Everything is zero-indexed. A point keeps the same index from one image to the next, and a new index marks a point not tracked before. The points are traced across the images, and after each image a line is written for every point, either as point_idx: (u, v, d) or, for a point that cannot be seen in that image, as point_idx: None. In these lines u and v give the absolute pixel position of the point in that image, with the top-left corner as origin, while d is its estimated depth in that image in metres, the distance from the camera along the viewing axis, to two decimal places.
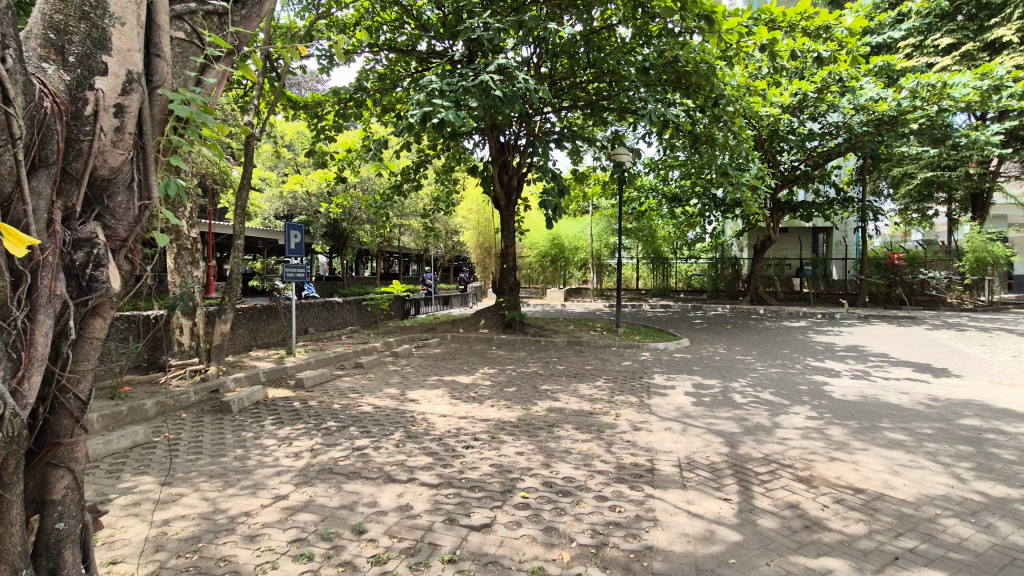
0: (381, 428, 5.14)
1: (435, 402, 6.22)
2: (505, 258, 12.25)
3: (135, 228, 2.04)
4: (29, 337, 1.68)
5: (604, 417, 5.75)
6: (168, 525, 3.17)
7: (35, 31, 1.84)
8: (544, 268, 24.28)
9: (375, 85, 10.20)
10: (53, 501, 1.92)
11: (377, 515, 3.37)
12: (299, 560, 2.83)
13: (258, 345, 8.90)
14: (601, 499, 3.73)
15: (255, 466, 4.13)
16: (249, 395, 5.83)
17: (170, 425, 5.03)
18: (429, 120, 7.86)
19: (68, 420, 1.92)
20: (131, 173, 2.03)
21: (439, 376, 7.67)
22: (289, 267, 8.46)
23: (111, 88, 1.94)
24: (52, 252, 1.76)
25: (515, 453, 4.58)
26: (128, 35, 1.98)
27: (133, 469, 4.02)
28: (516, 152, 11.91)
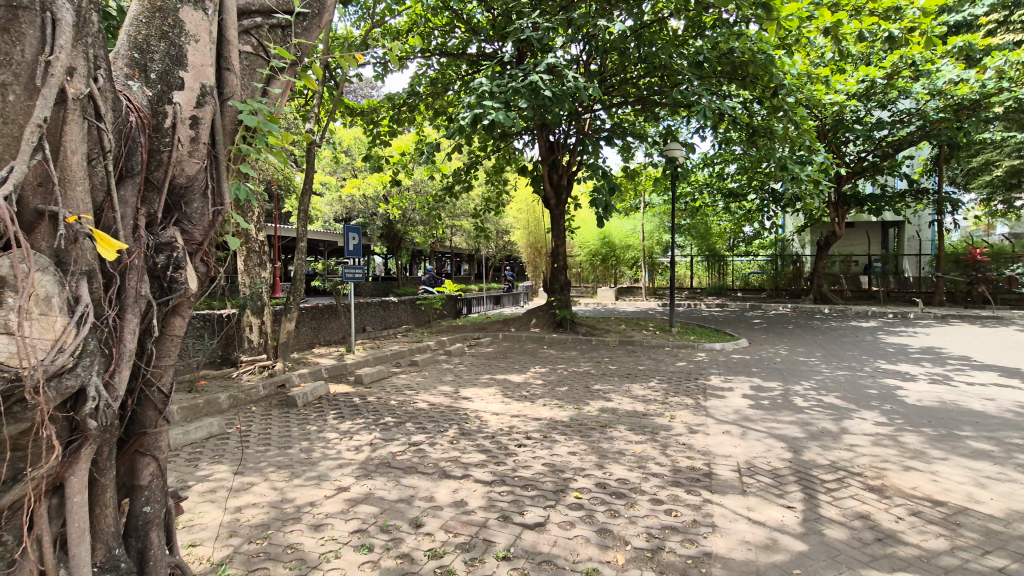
0: (436, 425, 5.25)
1: (488, 400, 6.29)
2: (555, 258, 12.23)
3: (209, 232, 2.18)
4: (118, 334, 1.82)
5: (658, 418, 5.63)
6: (241, 512, 3.36)
7: (123, 52, 2.03)
8: (594, 267, 24.06)
9: (428, 90, 10.40)
10: (141, 486, 2.07)
11: (433, 510, 3.44)
12: (360, 550, 2.93)
13: (320, 342, 9.29)
14: (656, 502, 3.65)
15: (318, 458, 4.31)
16: (313, 390, 6.11)
17: (241, 418, 5.34)
18: (480, 121, 7.96)
19: (152, 412, 2.07)
20: (206, 181, 2.16)
21: (491, 375, 7.73)
22: (348, 267, 8.77)
23: (187, 101, 2.08)
24: (137, 256, 1.89)
25: (567, 452, 4.56)
26: (201, 51, 2.11)
27: (209, 458, 4.30)
28: (566, 151, 11.81)
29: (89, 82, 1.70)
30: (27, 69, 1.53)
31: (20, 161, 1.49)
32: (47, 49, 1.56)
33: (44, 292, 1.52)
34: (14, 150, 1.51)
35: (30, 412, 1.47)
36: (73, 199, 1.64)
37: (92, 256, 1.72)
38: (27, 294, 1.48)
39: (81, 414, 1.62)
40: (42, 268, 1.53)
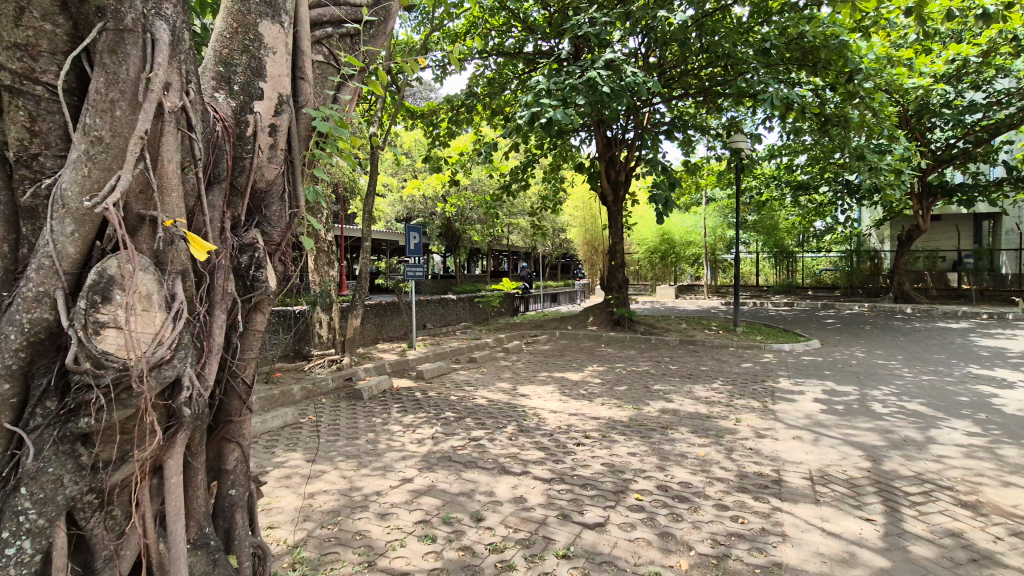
0: (495, 421, 5.32)
1: (546, 398, 6.29)
2: (613, 255, 12.06)
3: (286, 233, 2.33)
4: (208, 329, 1.96)
5: (722, 421, 5.43)
6: (314, 498, 3.55)
7: (209, 66, 2.17)
8: (653, 265, 23.52)
9: (485, 90, 10.51)
10: (228, 470, 2.23)
11: (494, 505, 3.49)
12: (423, 540, 3.02)
13: (384, 338, 9.64)
14: (721, 508, 3.53)
15: (384, 450, 4.48)
16: (378, 384, 6.35)
17: (313, 408, 5.63)
18: (537, 120, 7.95)
19: (237, 402, 2.22)
20: (283, 186, 2.31)
21: (549, 373, 7.74)
22: (409, 265, 9.03)
23: (267, 110, 2.22)
24: (224, 256, 2.04)
25: (627, 453, 4.48)
26: (278, 62, 2.26)
27: (284, 445, 4.56)
28: (624, 146, 11.53)
29: (183, 96, 1.83)
30: (131, 86, 1.65)
31: (126, 170, 1.63)
32: (147, 67, 1.68)
33: (148, 290, 1.66)
34: (120, 161, 1.64)
35: (135, 399, 1.61)
36: (170, 204, 1.78)
37: (185, 258, 1.86)
38: (133, 292, 1.62)
39: (177, 402, 1.75)
40: (144, 269, 1.67)
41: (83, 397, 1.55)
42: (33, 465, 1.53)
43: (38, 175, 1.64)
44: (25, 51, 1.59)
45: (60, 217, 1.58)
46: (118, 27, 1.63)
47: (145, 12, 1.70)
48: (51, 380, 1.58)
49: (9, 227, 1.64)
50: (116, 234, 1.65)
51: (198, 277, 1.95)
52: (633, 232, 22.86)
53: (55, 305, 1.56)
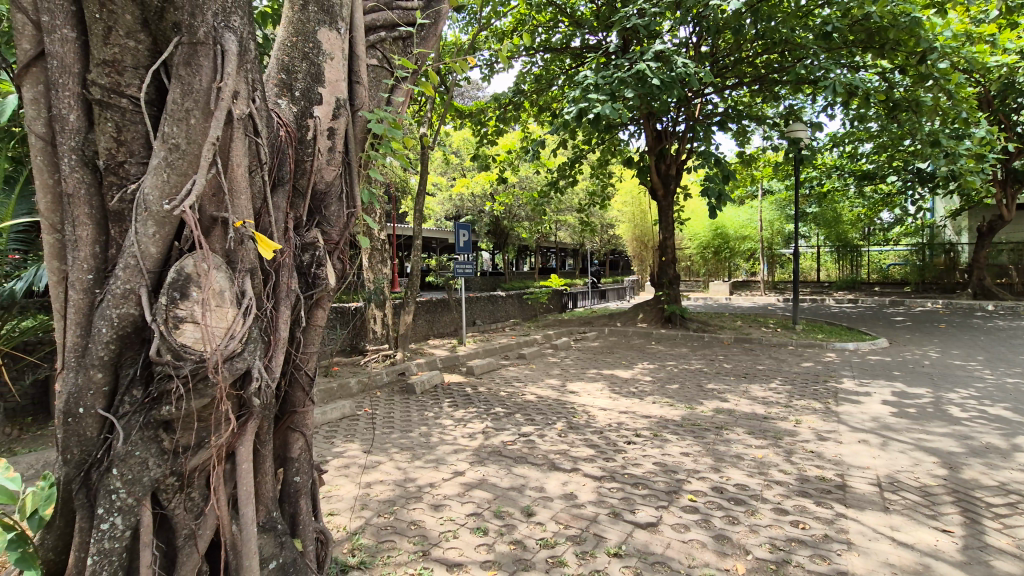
0: (545, 417, 5.33)
1: (595, 395, 6.25)
2: (663, 251, 11.80)
3: (344, 233, 2.43)
4: (274, 323, 2.07)
5: (781, 423, 5.21)
6: (371, 488, 3.68)
7: (273, 75, 2.29)
8: (706, 260, 22.83)
9: (532, 87, 10.47)
10: (292, 458, 2.34)
11: (544, 500, 3.51)
12: (476, 533, 3.08)
13: (435, 334, 9.84)
14: (780, 512, 3.39)
15: (436, 443, 4.58)
16: (429, 378, 6.50)
17: (368, 401, 5.82)
18: (585, 115, 7.88)
19: (301, 393, 2.33)
20: (340, 187, 2.40)
21: (598, 370, 7.67)
22: (459, 263, 9.16)
23: (325, 114, 2.31)
24: (288, 255, 2.14)
25: (680, 453, 4.38)
26: (336, 67, 2.35)
27: (342, 436, 4.75)
28: (675, 139, 11.19)
29: (251, 103, 1.93)
30: (204, 95, 1.75)
31: (200, 175, 1.74)
32: (218, 77, 1.78)
33: (220, 287, 1.76)
34: (195, 165, 1.75)
35: (211, 388, 1.72)
36: (239, 205, 1.88)
37: (253, 256, 1.96)
38: (207, 288, 1.72)
39: (247, 392, 1.85)
40: (217, 267, 1.78)
41: (165, 387, 1.67)
42: (123, 448, 1.67)
43: (124, 181, 1.77)
44: (111, 66, 1.71)
45: (143, 220, 1.70)
46: (192, 40, 1.73)
47: (216, 25, 1.79)
48: (137, 369, 1.72)
49: (100, 229, 1.79)
50: (192, 234, 1.76)
51: (266, 274, 2.06)
52: (684, 227, 22.22)
53: (140, 301, 1.69)
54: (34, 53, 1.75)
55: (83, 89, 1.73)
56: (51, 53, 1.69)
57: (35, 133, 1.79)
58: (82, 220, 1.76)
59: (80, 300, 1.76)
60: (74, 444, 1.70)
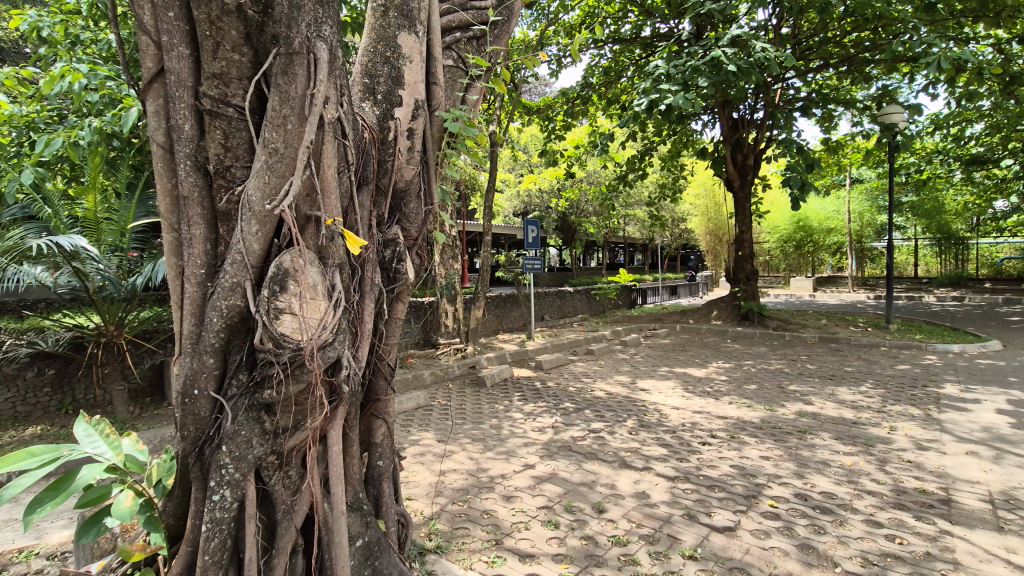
0: (615, 414, 5.26)
1: (668, 393, 6.09)
2: (740, 245, 11.28)
3: (422, 229, 2.52)
4: (360, 315, 2.19)
5: (874, 429, 4.83)
6: (445, 476, 3.81)
7: (357, 80, 2.41)
8: (786, 255, 21.54)
9: (600, 80, 10.31)
10: (376, 443, 2.46)
11: (616, 498, 3.48)
12: (547, 526, 3.10)
13: (504, 329, 9.98)
14: (873, 524, 3.16)
15: (507, 435, 4.66)
16: (500, 372, 6.61)
17: (442, 393, 6.01)
18: (656, 107, 7.64)
19: (383, 382, 2.45)
20: (418, 184, 2.50)
21: (670, 368, 7.47)
22: (528, 258, 9.22)
23: (405, 115, 2.41)
24: (373, 250, 2.25)
25: (759, 456, 4.18)
26: (414, 70, 2.44)
27: (417, 425, 4.94)
28: (753, 127, 10.59)
29: (339, 107, 2.05)
30: (299, 102, 1.86)
31: (296, 176, 1.86)
32: (311, 84, 1.89)
33: (314, 281, 1.89)
34: (292, 168, 1.87)
35: (307, 374, 1.85)
36: (329, 204, 2.00)
37: (341, 252, 2.08)
38: (303, 283, 1.86)
39: (337, 379, 1.97)
40: (311, 263, 1.91)
41: (268, 371, 1.82)
42: (231, 428, 1.83)
43: (231, 184, 1.93)
44: (218, 78, 1.86)
45: (248, 219, 1.84)
46: (288, 50, 1.85)
47: (309, 35, 1.91)
48: (243, 356, 1.88)
49: (210, 228, 1.96)
50: (290, 231, 1.89)
51: (352, 269, 2.17)
52: (763, 220, 21.03)
53: (245, 293, 1.84)
54: (155, 70, 1.94)
55: (196, 101, 1.90)
56: (170, 70, 1.87)
57: (156, 143, 1.99)
58: (195, 220, 1.94)
59: (195, 293, 1.94)
60: (190, 422, 1.88)
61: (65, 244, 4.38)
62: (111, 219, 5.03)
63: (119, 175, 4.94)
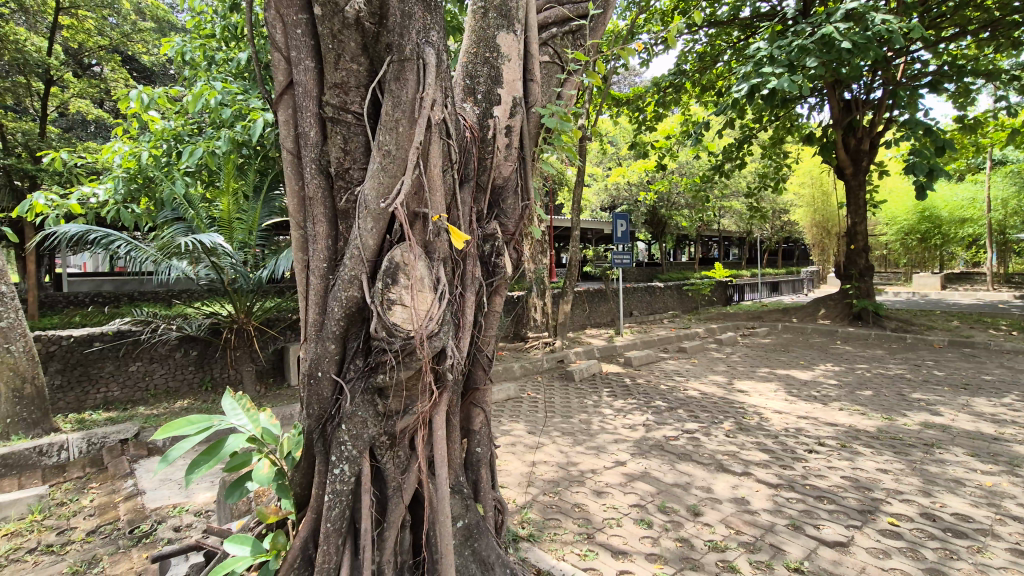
0: (710, 415, 5.06)
1: (769, 396, 5.74)
2: (852, 238, 10.32)
3: (519, 224, 2.59)
4: (462, 306, 2.28)
5: (1019, 447, 4.24)
6: (536, 467, 3.88)
7: (459, 81, 2.51)
8: (909, 248, 19.34)
9: (694, 66, 9.83)
10: (475, 430, 2.56)
11: (712, 502, 3.35)
12: (639, 524, 3.07)
13: (592, 324, 9.91)
14: (1019, 554, 2.78)
15: (597, 431, 4.64)
16: (588, 367, 6.59)
17: (531, 385, 6.12)
18: (759, 92, 7.11)
19: (481, 371, 2.54)
20: (516, 180, 2.57)
21: (771, 369, 7.03)
22: (617, 253, 9.07)
23: (504, 113, 2.48)
24: (474, 245, 2.33)
25: (876, 469, 3.82)
26: (513, 68, 2.50)
27: (508, 416, 5.07)
28: (870, 108, 9.56)
29: (445, 108, 2.14)
30: (410, 105, 1.97)
31: (407, 176, 1.98)
32: (421, 88, 1.99)
33: (422, 275, 2.00)
34: (402, 168, 1.99)
35: (416, 361, 1.96)
36: (435, 200, 2.10)
37: (446, 247, 2.18)
38: (412, 276, 1.97)
39: (442, 367, 2.07)
40: (419, 257, 2.02)
41: (382, 358, 1.96)
42: (350, 408, 2.00)
43: (349, 185, 2.10)
44: (340, 87, 2.01)
45: (364, 217, 1.98)
46: (400, 57, 1.97)
47: (418, 41, 2.02)
48: (360, 343, 2.05)
49: (331, 226, 2.14)
50: (401, 228, 2.02)
51: (455, 263, 2.27)
52: (880, 210, 19.01)
53: (360, 285, 1.99)
54: (286, 83, 2.14)
55: (320, 110, 2.08)
56: (298, 82, 2.07)
57: (285, 148, 2.20)
58: (318, 219, 2.13)
59: (318, 284, 2.13)
60: (315, 402, 2.08)
61: (204, 242, 4.94)
62: (241, 219, 5.68)
63: (247, 179, 5.47)
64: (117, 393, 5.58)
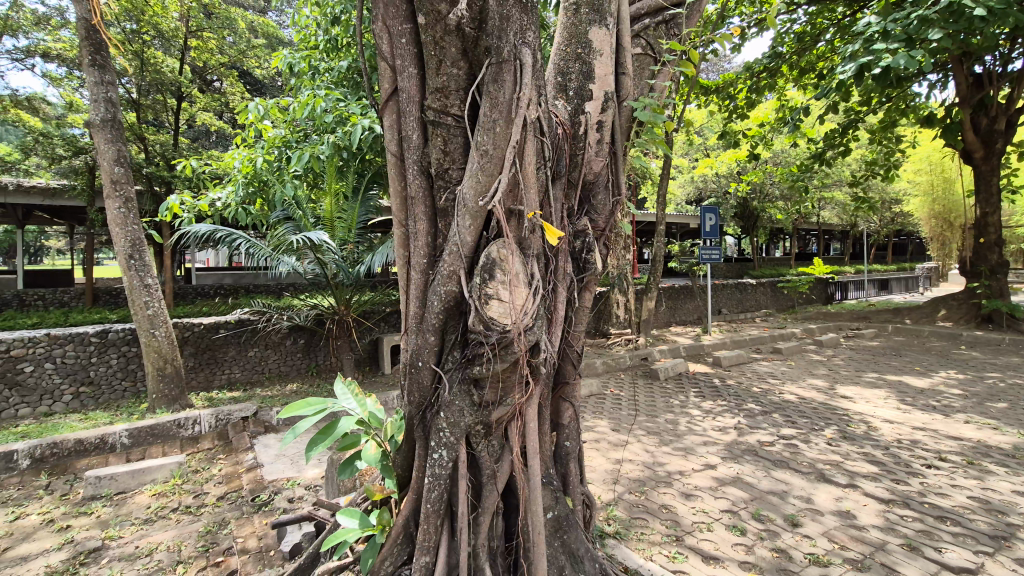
0: (809, 421, 4.73)
1: (877, 403, 5.27)
2: (982, 231, 9.18)
3: (610, 219, 2.57)
4: (553, 302, 2.32)
5: None
6: (621, 465, 3.85)
7: (552, 79, 2.53)
8: None
9: (792, 49, 9.06)
10: (564, 424, 2.60)
11: (813, 513, 3.15)
12: (732, 531, 2.96)
13: (677, 321, 9.62)
14: None
15: (684, 432, 4.51)
16: (674, 366, 6.41)
17: (614, 382, 6.06)
18: (869, 72, 6.46)
19: (569, 367, 2.56)
20: (607, 176, 2.55)
21: (880, 374, 6.44)
22: (705, 248, 8.70)
23: (595, 109, 2.47)
24: (566, 241, 2.36)
25: (1011, 491, 3.40)
26: (605, 63, 2.48)
27: (592, 412, 5.07)
28: (1007, 82, 8.39)
29: (539, 107, 2.17)
30: (508, 106, 2.01)
31: (504, 175, 2.02)
32: (518, 88, 2.02)
33: (518, 271, 2.05)
34: (500, 167, 2.04)
35: (513, 354, 2.01)
36: (530, 198, 2.14)
37: (539, 243, 2.22)
38: (508, 272, 2.03)
39: (535, 361, 2.11)
40: (514, 254, 2.07)
41: (479, 350, 2.03)
42: (448, 397, 2.11)
43: (449, 184, 2.19)
44: (441, 92, 2.10)
45: (463, 214, 2.06)
46: (498, 60, 2.01)
47: (516, 42, 2.04)
48: (458, 335, 2.14)
49: (431, 224, 2.26)
50: (498, 224, 2.07)
51: (548, 259, 2.30)
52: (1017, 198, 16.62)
53: (459, 279, 2.08)
54: (390, 90, 2.28)
55: (423, 115, 2.19)
56: (403, 89, 2.19)
57: (390, 151, 2.34)
58: (420, 217, 2.25)
59: (419, 279, 2.25)
60: (416, 390, 2.20)
61: (313, 239, 5.36)
62: (342, 218, 6.05)
63: (347, 180, 5.86)
64: (238, 374, 6.23)
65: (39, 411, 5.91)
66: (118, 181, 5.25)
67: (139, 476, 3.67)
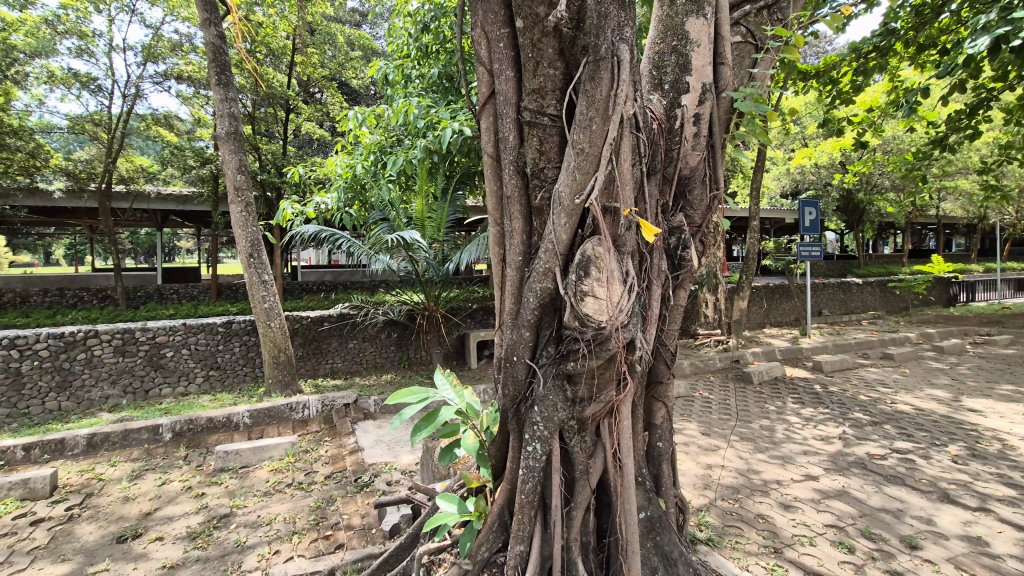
0: (928, 436, 4.28)
1: (1014, 420, 4.66)
2: None
3: (707, 215, 2.49)
4: (647, 299, 2.29)
5: None
6: (712, 470, 3.72)
7: (646, 73, 2.50)
8: None
9: (907, 24, 7.97)
10: (656, 424, 2.56)
11: (935, 536, 2.86)
12: (838, 547, 2.76)
13: (771, 323, 9.08)
14: None
15: (782, 439, 4.26)
16: (769, 369, 6.07)
17: (703, 385, 5.84)
18: (1005, 45, 5.69)
19: (663, 366, 2.53)
20: (704, 170, 2.48)
21: (1018, 386, 5.68)
22: (804, 245, 8.12)
23: (692, 101, 2.40)
24: (661, 237, 2.32)
25: None
26: (702, 53, 2.41)
27: (680, 414, 4.93)
28: None
29: (635, 103, 2.16)
30: (605, 102, 2.01)
31: (601, 172, 2.04)
32: (614, 85, 2.03)
33: (612, 269, 2.06)
34: (596, 164, 2.05)
35: (609, 350, 2.00)
36: (625, 195, 2.13)
37: (634, 239, 2.21)
38: (603, 269, 2.04)
39: (631, 359, 2.09)
40: (609, 252, 2.08)
41: (573, 346, 2.05)
42: (542, 391, 2.15)
43: (544, 183, 2.23)
44: (538, 92, 2.14)
45: (559, 213, 2.08)
46: (596, 57, 2.01)
47: (613, 39, 2.04)
48: (553, 331, 2.17)
49: (526, 222, 2.31)
50: (593, 222, 2.09)
51: (642, 256, 2.28)
52: None
53: (554, 276, 2.11)
54: (487, 93, 2.35)
55: (519, 116, 2.24)
56: (500, 92, 2.25)
57: (486, 152, 2.42)
58: (515, 215, 2.31)
59: (515, 276, 2.32)
60: (510, 383, 2.26)
61: (406, 238, 5.56)
62: (432, 217, 6.22)
63: (438, 181, 6.03)
64: (339, 364, 6.70)
65: (178, 391, 6.72)
66: (240, 188, 5.83)
67: (260, 452, 4.07)
